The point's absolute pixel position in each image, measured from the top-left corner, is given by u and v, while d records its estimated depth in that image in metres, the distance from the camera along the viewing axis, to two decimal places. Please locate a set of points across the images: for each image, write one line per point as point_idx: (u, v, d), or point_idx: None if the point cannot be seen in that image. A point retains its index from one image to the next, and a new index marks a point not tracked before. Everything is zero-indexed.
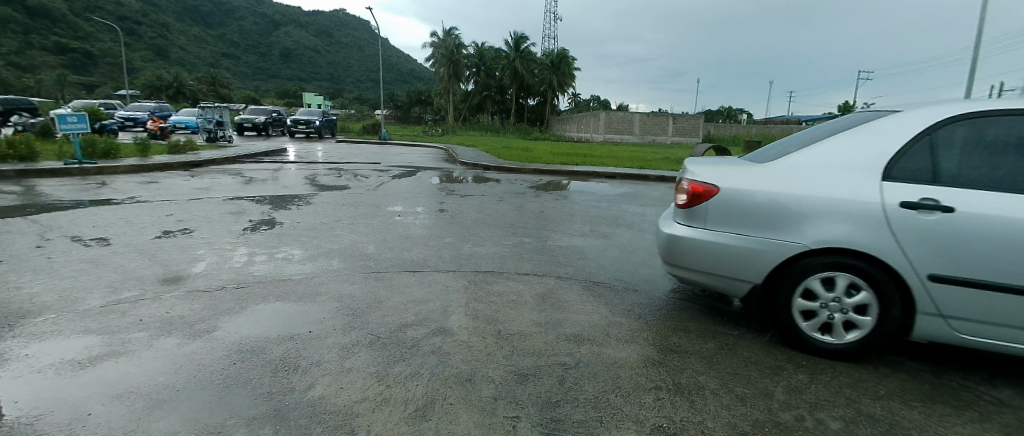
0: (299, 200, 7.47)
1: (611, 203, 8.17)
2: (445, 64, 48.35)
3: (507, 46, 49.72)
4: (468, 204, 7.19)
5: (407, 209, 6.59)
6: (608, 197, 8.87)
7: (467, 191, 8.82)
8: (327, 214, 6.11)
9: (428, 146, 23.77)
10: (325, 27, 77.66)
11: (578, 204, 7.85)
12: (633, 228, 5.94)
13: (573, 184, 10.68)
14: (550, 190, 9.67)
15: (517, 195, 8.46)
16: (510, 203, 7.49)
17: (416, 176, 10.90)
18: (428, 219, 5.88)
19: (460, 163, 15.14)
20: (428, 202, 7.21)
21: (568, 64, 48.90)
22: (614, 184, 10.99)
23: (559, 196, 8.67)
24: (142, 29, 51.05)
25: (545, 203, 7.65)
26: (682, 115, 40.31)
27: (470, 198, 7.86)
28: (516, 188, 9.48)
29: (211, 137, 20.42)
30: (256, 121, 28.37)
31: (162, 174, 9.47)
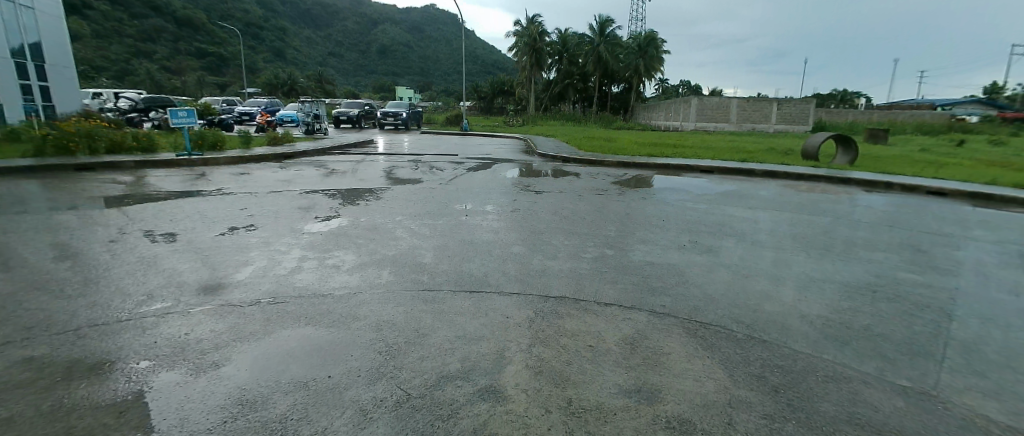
0: (370, 193, 7.24)
1: (711, 204, 6.95)
2: (527, 52, 47.72)
3: (591, 31, 47.71)
4: (543, 202, 6.45)
5: (476, 207, 6.01)
6: (706, 196, 7.62)
7: (543, 187, 8.10)
8: (393, 211, 5.72)
9: (508, 137, 23.36)
10: (416, 22, 80.92)
11: (670, 204, 6.76)
12: (744, 240, 4.80)
13: (662, 179, 9.47)
14: (636, 186, 8.58)
15: (598, 193, 7.56)
16: (591, 202, 6.62)
17: (491, 169, 10.39)
18: (497, 220, 5.23)
19: (539, 154, 14.42)
20: (500, 199, 6.58)
21: (657, 47, 45.74)
22: (711, 181, 9.57)
23: (647, 194, 7.61)
24: (263, 33, 57.03)
25: (632, 203, 6.66)
26: (789, 99, 35.74)
27: (545, 195, 7.12)
28: (598, 184, 8.55)
29: (308, 129, 21.82)
30: (349, 113, 29.98)
31: (255, 166, 9.95)
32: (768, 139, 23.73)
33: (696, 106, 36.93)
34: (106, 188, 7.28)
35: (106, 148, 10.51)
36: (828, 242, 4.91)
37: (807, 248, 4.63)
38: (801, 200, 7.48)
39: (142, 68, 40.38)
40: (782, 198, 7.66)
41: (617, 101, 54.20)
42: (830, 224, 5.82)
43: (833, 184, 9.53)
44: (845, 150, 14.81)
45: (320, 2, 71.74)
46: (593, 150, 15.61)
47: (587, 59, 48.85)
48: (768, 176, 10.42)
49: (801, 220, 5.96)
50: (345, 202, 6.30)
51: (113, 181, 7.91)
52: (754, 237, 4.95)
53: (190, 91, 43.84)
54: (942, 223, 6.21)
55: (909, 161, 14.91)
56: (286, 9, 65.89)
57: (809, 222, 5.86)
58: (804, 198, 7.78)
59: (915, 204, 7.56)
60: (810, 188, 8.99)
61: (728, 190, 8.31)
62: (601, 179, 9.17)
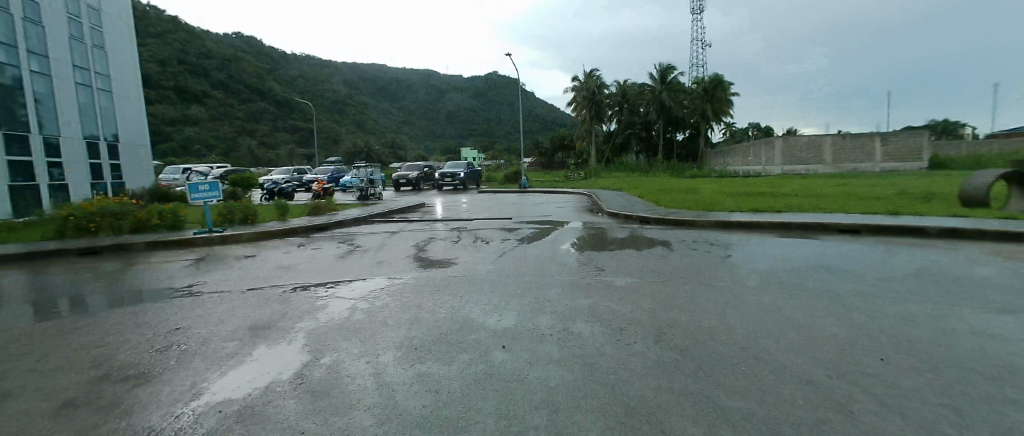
0: (378, 284, 5.21)
1: (923, 304, 4.06)
2: (587, 105, 46.68)
3: (652, 80, 46.05)
4: (627, 310, 3.98)
5: (518, 322, 3.68)
6: (898, 284, 4.69)
7: (621, 268, 5.68)
8: (388, 331, 3.58)
9: (570, 193, 21.25)
10: (479, 88, 84.28)
11: (849, 307, 3.99)
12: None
13: (791, 248, 6.69)
14: (763, 263, 5.81)
15: (709, 279, 5.00)
16: (709, 309, 4.03)
17: (549, 239, 8.17)
18: (554, 367, 2.83)
19: (607, 214, 12.06)
20: (558, 303, 4.21)
21: (725, 90, 42.86)
22: (870, 249, 6.53)
23: (788, 280, 4.91)
24: (347, 108, 61.33)
25: (782, 309, 3.98)
26: (895, 134, 30.80)
27: (631, 290, 4.62)
28: (703, 262, 5.90)
29: (362, 194, 21.11)
30: (408, 176, 29.59)
31: (274, 244, 8.54)
32: (886, 181, 19.59)
33: (781, 148, 32.94)
34: (76, 285, 5.94)
35: (131, 227, 9.74)
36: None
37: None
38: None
39: (243, 145, 44.38)
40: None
41: (684, 149, 50.93)
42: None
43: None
44: None
45: (395, 79, 77.48)
46: (673, 204, 12.97)
47: (650, 108, 46.87)
48: (952, 238, 7.13)
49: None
50: (328, 308, 4.27)
51: (98, 271, 6.66)
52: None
53: (281, 162, 47.02)
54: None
55: None
56: (363, 85, 71.33)
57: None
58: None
59: None
60: None
61: (918, 270, 5.29)
62: (703, 252, 6.56)
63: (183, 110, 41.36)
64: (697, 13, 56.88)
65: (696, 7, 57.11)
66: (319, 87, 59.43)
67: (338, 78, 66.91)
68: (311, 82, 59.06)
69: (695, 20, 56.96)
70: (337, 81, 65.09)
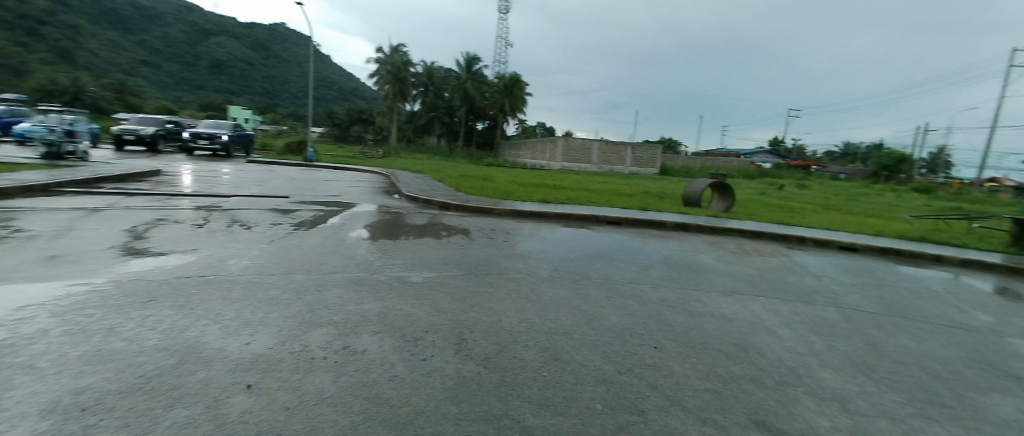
0: (44, 295, 3.34)
1: (676, 290, 4.74)
2: (390, 81, 44.32)
3: (457, 66, 46.72)
4: (424, 315, 3.40)
5: (276, 346, 2.69)
6: (653, 272, 5.49)
7: (418, 260, 5.11)
8: (28, 379, 2.15)
9: (366, 172, 19.58)
10: (262, 40, 71.11)
11: (627, 297, 4.34)
12: (836, 413, 2.50)
13: (572, 238, 7.32)
14: (554, 253, 6.06)
15: (507, 271, 4.90)
16: (509, 306, 3.81)
17: (334, 224, 6.98)
18: (328, 409, 2.06)
19: (404, 197, 11.34)
20: (338, 311, 3.34)
21: (521, 88, 46.69)
22: (631, 240, 7.60)
23: (574, 270, 5.21)
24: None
25: (575, 302, 4.05)
26: (639, 145, 38.85)
27: (427, 289, 4.06)
28: (501, 253, 5.79)
29: (55, 152, 14.85)
30: (141, 133, 22.45)
31: None
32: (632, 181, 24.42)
33: (562, 146, 37.78)
34: None
35: None
36: (937, 390, 2.86)
37: (947, 424, 2.48)
38: (763, 273, 5.78)
39: None
40: (730, 266, 6.04)
41: (482, 138, 53.62)
42: (861, 329, 3.96)
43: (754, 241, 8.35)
44: (720, 197, 14.76)
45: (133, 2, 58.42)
46: (471, 190, 13.12)
47: (454, 94, 47.57)
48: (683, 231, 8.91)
49: (819, 321, 4.04)
50: None
51: None
52: (838, 397, 2.69)
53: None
54: (951, 311, 4.87)
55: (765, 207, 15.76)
56: None
57: (833, 326, 3.93)
58: (760, 268, 6.12)
59: (854, 268, 6.64)
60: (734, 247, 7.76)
61: (665, 258, 6.32)
62: (500, 242, 6.56)
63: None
64: (501, 12, 60.23)
65: (501, 7, 60.40)
66: None
67: None
68: None
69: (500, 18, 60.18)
70: None
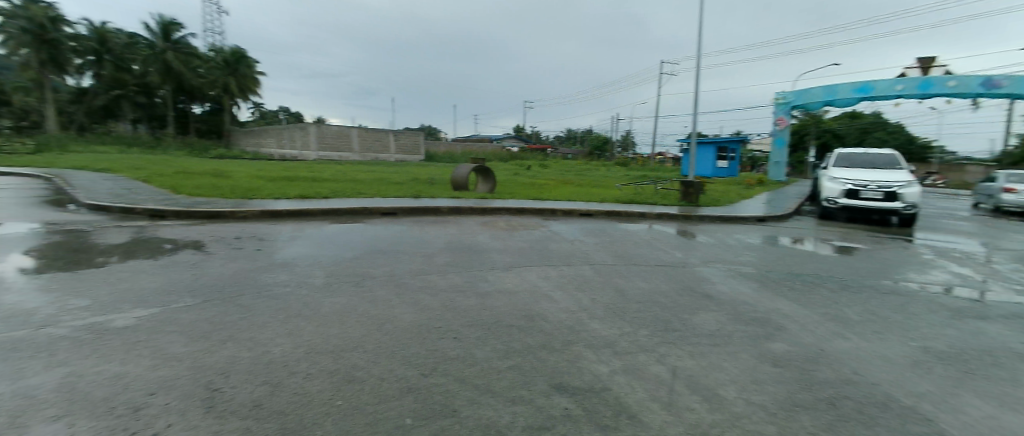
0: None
1: (448, 251, 5.70)
2: (31, 44, 30.56)
3: (149, 32, 35.57)
4: (229, 315, 3.11)
5: (62, 391, 2.10)
6: (455, 237, 6.88)
7: (238, 254, 5.05)
8: None
9: (22, 173, 13.82)
10: None
11: (411, 263, 4.95)
12: (590, 285, 4.47)
13: (376, 222, 7.91)
14: (356, 242, 6.02)
15: (344, 250, 5.44)
16: (318, 287, 3.91)
17: (73, 243, 5.51)
18: (325, 338, 2.77)
19: (89, 203, 8.22)
20: (115, 337, 2.76)
21: (250, 66, 39.53)
22: (398, 222, 7.97)
23: (398, 243, 6.15)
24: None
25: (368, 273, 4.40)
26: (402, 131, 37.85)
27: (209, 297, 3.52)
28: (304, 248, 5.41)
29: None
30: None
31: None
32: (401, 169, 24.34)
33: (315, 134, 32.96)
34: None
35: None
36: (625, 270, 5.22)
37: (631, 280, 4.75)
38: (532, 235, 7.46)
39: None
40: (505, 228, 7.99)
41: (207, 125, 43.55)
42: (595, 255, 6.04)
43: (495, 209, 9.98)
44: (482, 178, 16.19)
45: None
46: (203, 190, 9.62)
47: (148, 69, 36.14)
48: (439, 206, 9.68)
49: (567, 250, 6.28)
50: None
51: None
52: (608, 289, 4.31)
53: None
54: (637, 238, 7.75)
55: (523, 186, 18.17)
56: None
57: (571, 252, 6.17)
58: (528, 229, 8.13)
59: (584, 222, 9.54)
60: (510, 214, 9.85)
61: (429, 234, 7.06)
62: (310, 231, 6.67)
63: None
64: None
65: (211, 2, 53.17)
66: None
67: None
68: None
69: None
70: None
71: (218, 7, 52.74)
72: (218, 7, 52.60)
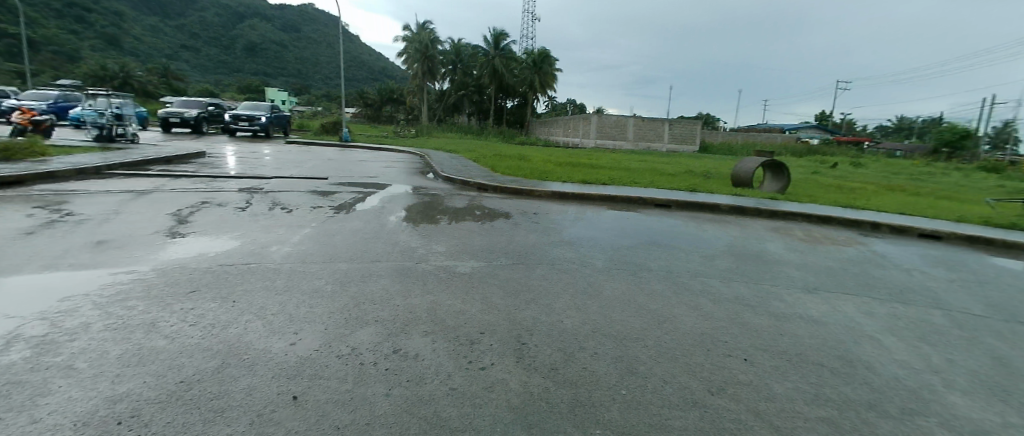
0: (104, 279, 3.30)
1: (732, 259, 5.19)
2: (418, 59, 43.64)
3: (484, 42, 45.23)
4: (531, 282, 3.70)
5: (430, 312, 2.94)
6: (736, 242, 6.23)
7: (535, 227, 5.97)
8: (366, 300, 3.10)
9: (408, 150, 20.06)
10: (290, 21, 71.50)
11: (690, 264, 4.75)
12: (941, 337, 3.31)
13: (650, 213, 7.93)
14: (630, 231, 6.22)
15: (620, 238, 5.70)
16: (600, 270, 4.24)
17: (433, 203, 7.66)
18: (610, 321, 2.98)
19: (441, 175, 11.22)
20: (457, 278, 3.69)
21: (551, 64, 45.26)
22: (673, 215, 7.75)
23: (672, 238, 6.02)
24: (92, 16, 45.49)
25: (644, 266, 4.49)
26: (678, 121, 36.49)
27: (515, 261, 4.28)
28: (585, 230, 5.95)
29: (104, 136, 15.25)
30: (183, 114, 23.31)
31: (43, 200, 5.82)
32: (673, 160, 23.55)
33: (596, 123, 35.39)
34: None
35: None
36: (1008, 327, 3.62)
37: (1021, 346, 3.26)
38: (839, 253, 6.03)
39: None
40: (801, 239, 6.72)
41: (512, 116, 52.97)
42: (947, 296, 4.41)
43: (790, 213, 8.49)
44: (774, 176, 14.01)
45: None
46: (510, 171, 11.75)
47: (481, 72, 46.23)
48: (720, 202, 8.89)
49: (898, 282, 4.81)
50: None
51: None
52: (973, 349, 3.10)
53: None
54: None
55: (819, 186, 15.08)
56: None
57: (904, 285, 4.70)
58: (833, 244, 6.60)
59: (925, 245, 7.07)
60: (807, 223, 8.23)
61: (709, 233, 6.58)
62: (590, 214, 7.26)
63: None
64: (526, 10, 63.65)
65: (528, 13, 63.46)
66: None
67: None
68: None
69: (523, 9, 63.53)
70: None
71: (532, 15, 62.40)
72: (533, 15, 62.25)
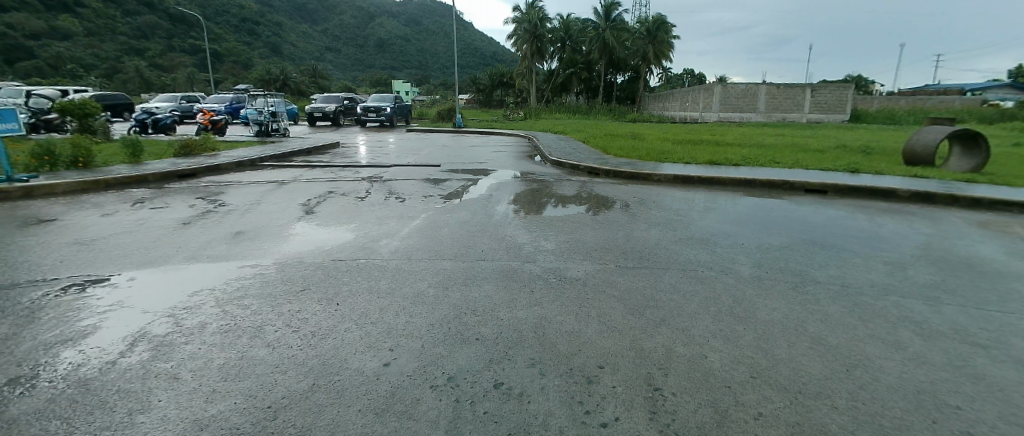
0: (232, 273, 3.47)
1: (935, 269, 3.89)
2: (527, 39, 43.34)
3: (594, 15, 43.13)
4: (659, 295, 3.05)
5: (536, 331, 2.50)
6: (932, 242, 4.72)
7: (655, 220, 5.18)
8: (468, 309, 2.78)
9: (516, 133, 19.99)
10: (412, 15, 76.32)
11: (871, 276, 3.64)
12: None
13: (799, 200, 6.54)
14: (780, 225, 5.09)
15: (766, 234, 4.67)
16: (747, 280, 3.42)
17: (540, 190, 7.23)
18: (772, 365, 2.23)
19: (548, 159, 10.79)
20: (569, 285, 3.20)
21: (667, 31, 41.57)
22: (833, 204, 6.29)
23: (836, 235, 4.78)
24: (259, 29, 53.36)
25: (806, 277, 3.52)
26: (825, 85, 31.02)
27: (636, 264, 3.64)
28: (719, 224, 5.01)
29: (262, 131, 17.63)
30: (326, 109, 26.00)
31: (205, 192, 6.65)
32: (818, 133, 20.02)
33: (720, 94, 31.73)
34: (127, 218, 5.19)
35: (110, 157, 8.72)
36: None
37: None
38: None
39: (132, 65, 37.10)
40: None
41: (623, 92, 50.37)
42: None
43: (1007, 200, 6.38)
44: (966, 152, 10.86)
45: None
46: (623, 152, 10.83)
47: (591, 47, 44.34)
48: (898, 186, 7.04)
49: None
50: (101, 333, 2.49)
51: (99, 210, 5.57)
52: None
53: (179, 88, 40.06)
54: None
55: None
56: (276, 1, 60.57)
57: None
58: None
59: None
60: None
61: (891, 229, 5.13)
62: (721, 203, 6.19)
63: (49, 21, 36.27)
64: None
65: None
66: (243, 8, 51.37)
67: None
68: None
69: None
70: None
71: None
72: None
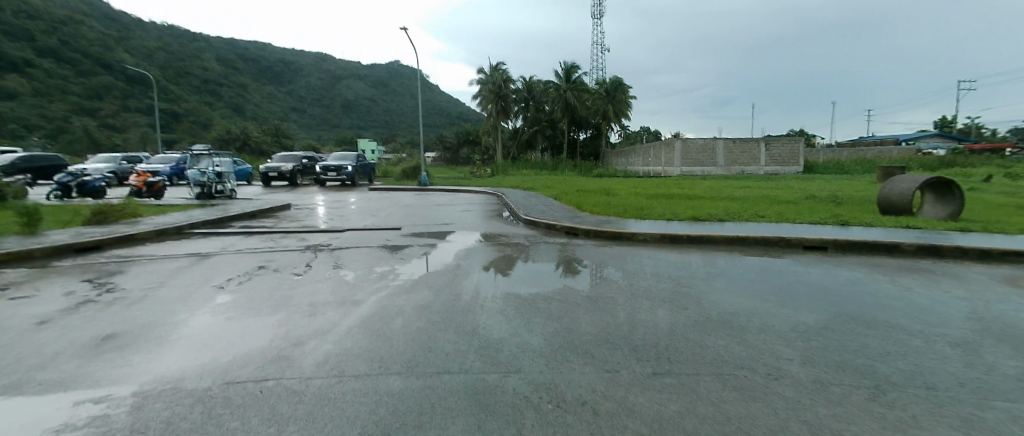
0: (51, 418, 2.20)
1: (1013, 351, 3.15)
2: (492, 99, 44.23)
3: (556, 77, 44.84)
4: (711, 426, 2.07)
5: None
6: (977, 309, 4.06)
7: (658, 292, 4.32)
8: None
9: (484, 189, 19.36)
10: (379, 78, 77.65)
11: (953, 369, 2.83)
12: None
13: (803, 260, 5.90)
14: (800, 296, 4.34)
15: (793, 310, 3.87)
16: (811, 388, 2.51)
17: (515, 256, 6.31)
18: None
19: (520, 218, 9.99)
20: (575, 415, 2.17)
21: (625, 92, 43.54)
22: (840, 264, 5.68)
23: (871, 307, 4.05)
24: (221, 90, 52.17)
25: (881, 379, 2.65)
26: (776, 139, 32.64)
27: (660, 368, 2.67)
28: (732, 298, 4.18)
29: (202, 193, 16.18)
30: (281, 168, 24.85)
31: (102, 271, 5.32)
32: (780, 185, 20.42)
33: (680, 149, 32.73)
34: None
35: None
36: None
37: None
38: None
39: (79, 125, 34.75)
40: None
41: (586, 148, 51.74)
42: None
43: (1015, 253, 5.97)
44: (938, 200, 10.98)
45: (282, 60, 67.27)
46: (599, 208, 10.19)
47: (554, 106, 45.70)
48: (898, 240, 6.57)
49: None
50: None
51: None
52: None
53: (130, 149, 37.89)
54: None
55: (999, 208, 11.67)
56: (244, 64, 60.19)
57: None
58: None
59: None
60: None
61: (921, 295, 4.48)
62: (721, 266, 5.46)
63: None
64: (597, 44, 63.01)
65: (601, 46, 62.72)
66: (204, 69, 50.55)
67: (213, 55, 56.04)
68: (177, 57, 48.26)
69: (595, 40, 62.97)
70: (211, 58, 54.68)
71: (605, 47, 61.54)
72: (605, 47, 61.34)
